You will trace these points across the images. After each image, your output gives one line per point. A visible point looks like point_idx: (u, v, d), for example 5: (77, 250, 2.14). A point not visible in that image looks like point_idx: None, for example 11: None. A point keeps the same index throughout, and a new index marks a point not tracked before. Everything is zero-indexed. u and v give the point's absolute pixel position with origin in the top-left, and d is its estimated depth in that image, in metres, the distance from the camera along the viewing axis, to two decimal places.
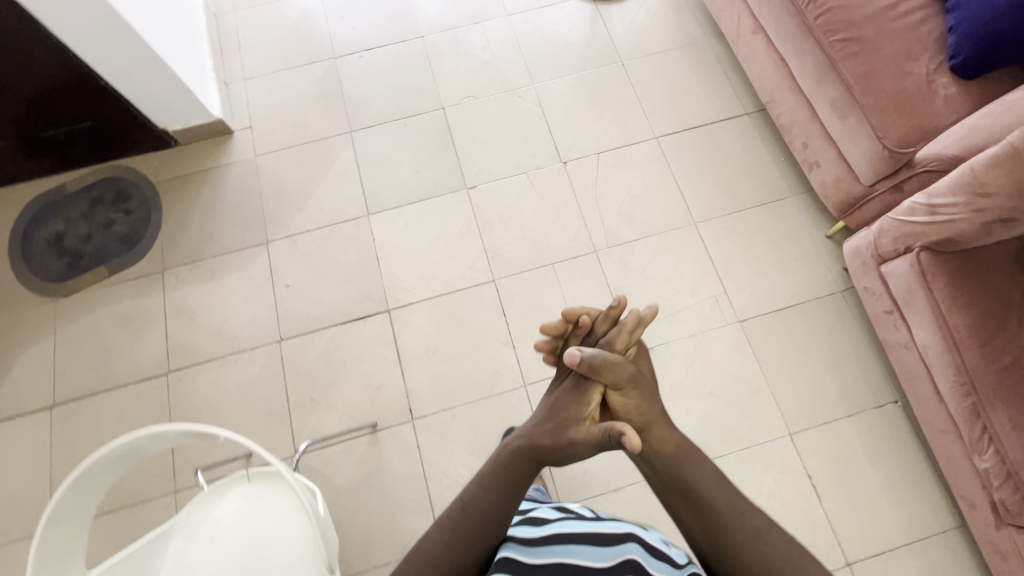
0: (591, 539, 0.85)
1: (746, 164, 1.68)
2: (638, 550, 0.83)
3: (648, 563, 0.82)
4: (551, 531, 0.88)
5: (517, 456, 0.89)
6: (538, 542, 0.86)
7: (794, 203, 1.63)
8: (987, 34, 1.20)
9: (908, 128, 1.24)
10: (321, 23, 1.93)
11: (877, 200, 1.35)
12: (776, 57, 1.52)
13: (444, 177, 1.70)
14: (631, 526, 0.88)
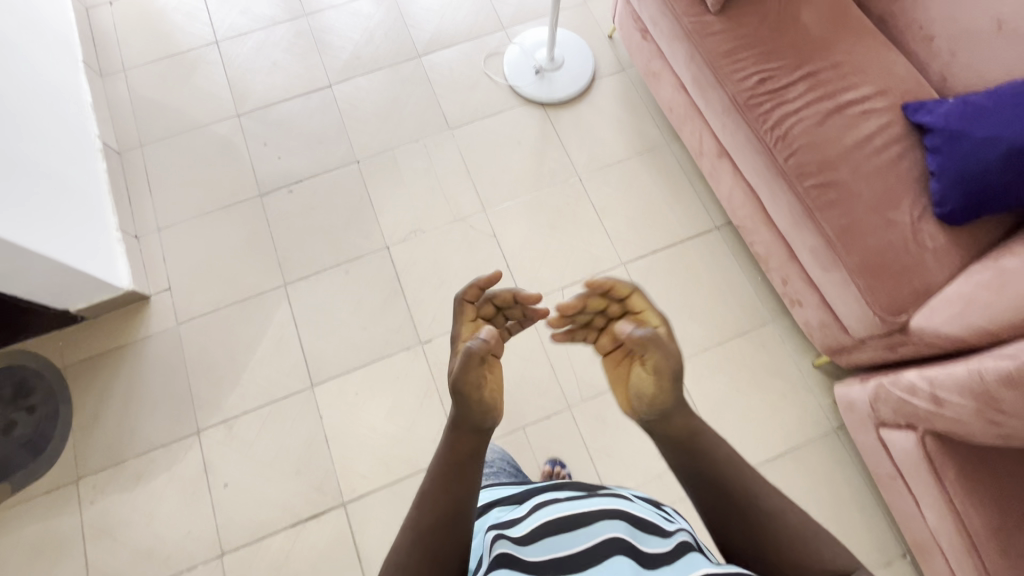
0: (577, 522, 0.70)
1: (720, 287, 1.56)
2: (629, 526, 0.69)
3: (640, 539, 0.69)
4: (532, 525, 0.72)
5: (473, 430, 0.75)
6: (514, 539, 0.71)
7: (776, 329, 1.52)
8: (977, 188, 1.09)
9: (899, 288, 1.12)
10: (242, 153, 1.72)
11: (868, 352, 1.24)
12: (745, 186, 1.39)
13: (394, 332, 1.52)
14: (616, 502, 0.74)
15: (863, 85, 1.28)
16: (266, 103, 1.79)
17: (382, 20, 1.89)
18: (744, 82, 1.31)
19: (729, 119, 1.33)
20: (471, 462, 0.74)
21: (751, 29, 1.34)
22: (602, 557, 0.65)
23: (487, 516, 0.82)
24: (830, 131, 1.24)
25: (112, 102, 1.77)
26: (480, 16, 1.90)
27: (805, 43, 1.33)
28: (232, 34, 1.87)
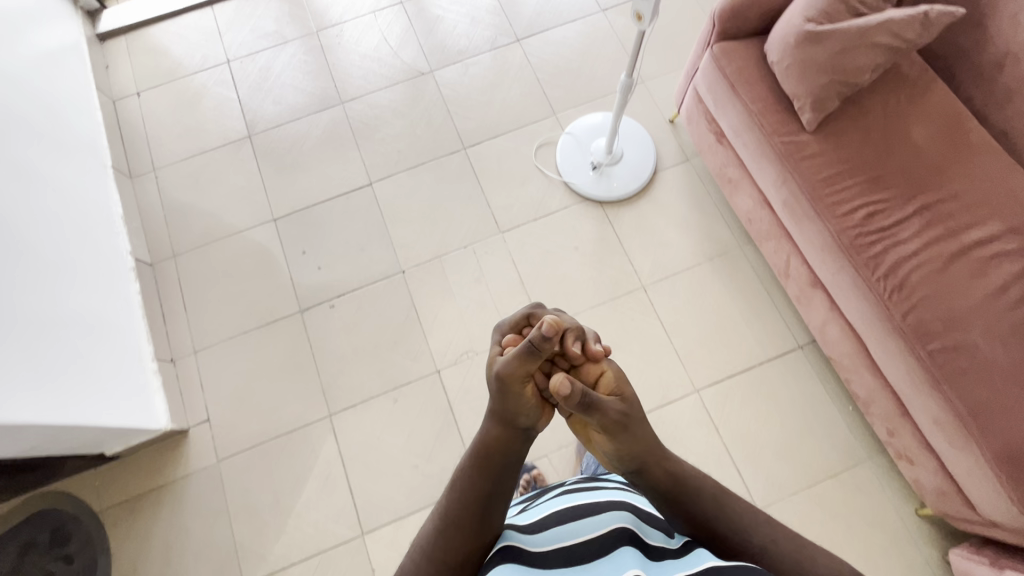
0: (585, 513, 0.77)
1: (807, 418, 1.41)
2: (632, 517, 0.76)
3: (644, 532, 0.75)
4: (546, 516, 0.80)
5: (504, 433, 0.82)
6: (529, 532, 0.77)
7: (869, 468, 1.37)
8: None
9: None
10: (280, 262, 1.61)
11: (1001, 532, 1.08)
12: (844, 323, 1.24)
13: (449, 471, 1.41)
14: (624, 499, 0.81)
15: (989, 223, 1.11)
16: (303, 204, 1.67)
17: (423, 107, 1.76)
18: (848, 217, 1.15)
19: (828, 255, 1.18)
20: (503, 456, 0.82)
21: (854, 152, 1.18)
22: (609, 544, 0.71)
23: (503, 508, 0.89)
24: (954, 279, 1.08)
25: (142, 207, 1.68)
26: (528, 100, 1.76)
27: (917, 170, 1.16)
28: (265, 125, 1.76)
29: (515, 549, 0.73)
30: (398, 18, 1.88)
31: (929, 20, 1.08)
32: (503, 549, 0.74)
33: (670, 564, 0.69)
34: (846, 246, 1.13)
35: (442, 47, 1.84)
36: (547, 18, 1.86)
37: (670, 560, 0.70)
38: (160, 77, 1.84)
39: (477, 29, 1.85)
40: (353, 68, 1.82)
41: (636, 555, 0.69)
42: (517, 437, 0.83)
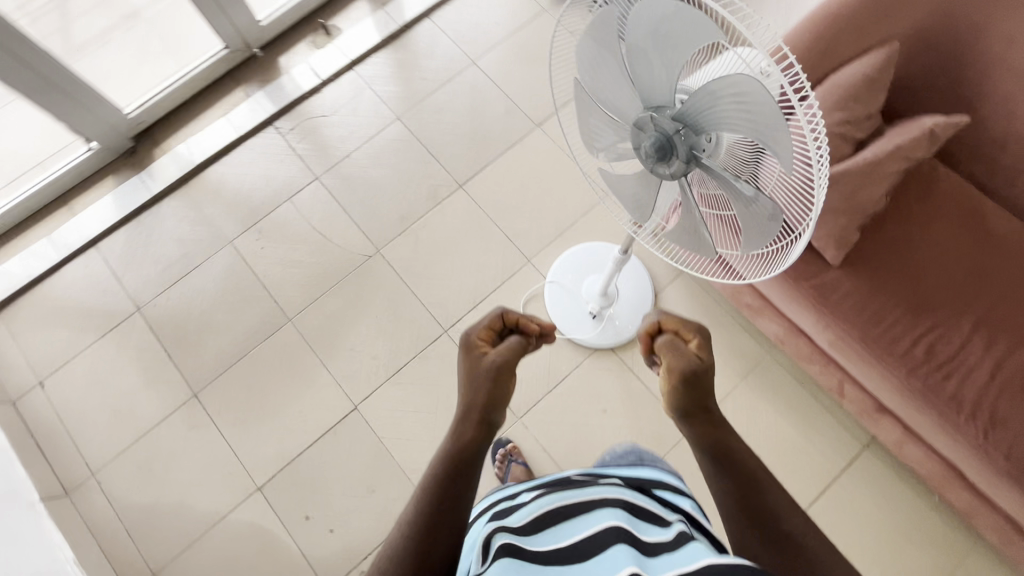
0: (581, 510, 0.70)
1: (899, 524, 1.33)
2: (626, 515, 0.68)
3: (641, 528, 0.67)
4: (536, 514, 0.71)
5: (477, 428, 0.73)
6: (516, 529, 0.69)
7: (977, 559, 1.30)
8: None
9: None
10: (284, 539, 1.36)
11: None
12: (924, 445, 1.15)
13: None
14: (617, 492, 0.73)
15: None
16: (286, 458, 1.42)
17: (383, 296, 1.55)
18: (910, 354, 1.05)
19: (899, 397, 1.07)
20: (478, 454, 0.71)
21: (891, 278, 1.08)
22: (605, 544, 0.63)
23: (492, 505, 0.80)
24: None
25: (95, 528, 1.37)
26: (494, 252, 1.58)
27: (958, 281, 1.07)
28: (209, 374, 1.49)
29: (508, 549, 0.64)
30: (320, 197, 1.64)
31: (935, 135, 0.98)
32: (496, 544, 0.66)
33: (669, 561, 0.60)
34: (919, 388, 1.04)
35: (380, 217, 1.62)
36: (483, 150, 1.68)
37: (666, 555, 0.61)
38: (61, 353, 1.52)
39: (412, 186, 1.65)
40: (289, 272, 1.58)
41: (632, 552, 0.60)
42: (490, 435, 0.74)
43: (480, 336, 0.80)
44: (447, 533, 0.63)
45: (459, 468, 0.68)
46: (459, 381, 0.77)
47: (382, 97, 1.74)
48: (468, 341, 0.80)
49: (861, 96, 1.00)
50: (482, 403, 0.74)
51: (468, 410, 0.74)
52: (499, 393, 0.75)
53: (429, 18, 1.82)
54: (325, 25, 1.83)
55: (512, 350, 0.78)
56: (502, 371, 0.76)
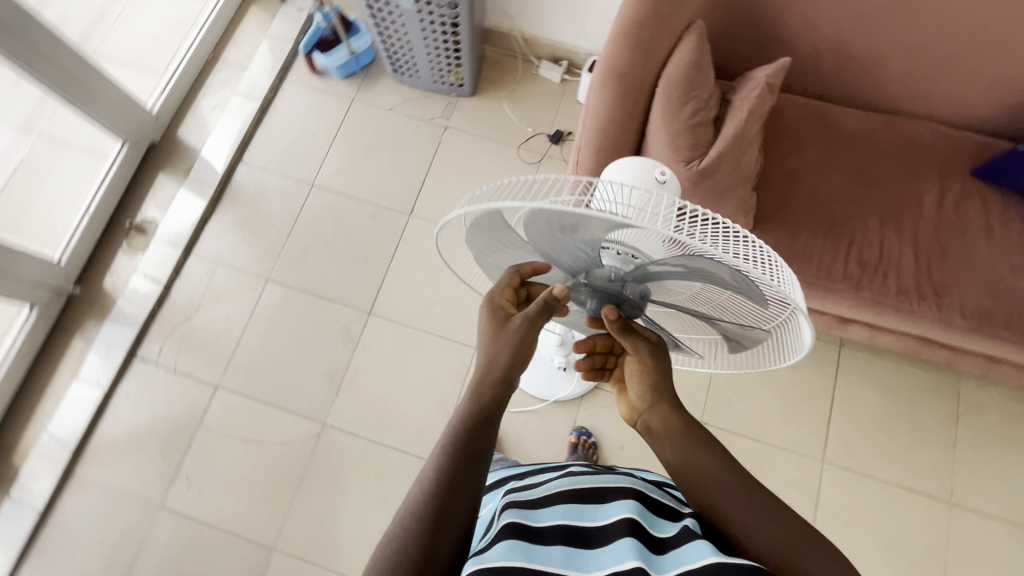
0: (593, 496, 0.63)
1: (900, 395, 1.43)
2: (638, 505, 0.62)
3: (649, 520, 0.62)
4: (547, 491, 0.65)
5: (492, 383, 0.64)
6: (524, 503, 0.62)
7: (968, 387, 1.43)
8: None
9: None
10: None
11: None
12: (892, 333, 1.23)
13: None
14: (630, 480, 0.66)
15: (928, 186, 1.17)
16: None
17: (357, 464, 1.40)
18: (848, 271, 1.11)
19: (858, 310, 1.13)
20: (498, 412, 0.63)
21: (797, 214, 1.14)
22: (611, 534, 0.58)
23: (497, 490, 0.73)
24: (956, 254, 1.11)
25: None
26: (440, 358, 1.48)
27: (848, 187, 1.16)
28: None
29: (514, 523, 0.59)
30: (231, 401, 1.44)
31: (772, 85, 1.05)
32: (502, 520, 0.59)
33: (676, 558, 0.56)
34: (871, 296, 1.10)
35: (308, 388, 1.45)
36: (371, 264, 1.56)
37: (674, 554, 0.56)
38: None
39: (322, 338, 1.49)
40: (244, 498, 1.38)
41: (638, 547, 0.56)
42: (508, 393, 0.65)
43: (505, 298, 0.68)
44: (468, 497, 0.57)
45: (484, 422, 0.62)
46: (480, 342, 0.66)
47: (239, 266, 1.55)
48: (494, 295, 0.68)
49: (698, 82, 1.02)
50: (507, 365, 0.64)
51: (488, 367, 0.64)
52: (525, 355, 0.66)
53: (243, 163, 1.66)
54: (136, 224, 1.61)
55: (541, 310, 0.66)
56: (533, 334, 0.65)
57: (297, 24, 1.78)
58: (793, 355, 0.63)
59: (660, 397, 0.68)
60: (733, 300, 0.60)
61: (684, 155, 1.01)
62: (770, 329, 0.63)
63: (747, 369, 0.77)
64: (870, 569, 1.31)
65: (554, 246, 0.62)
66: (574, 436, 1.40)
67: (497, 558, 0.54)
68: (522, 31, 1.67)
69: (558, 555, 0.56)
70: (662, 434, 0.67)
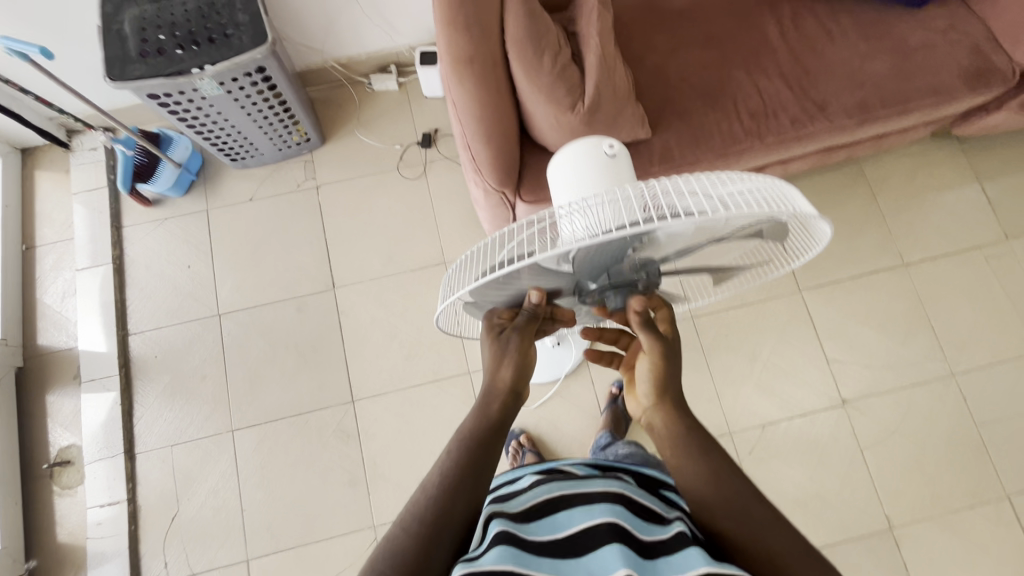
0: (583, 502, 0.60)
1: (826, 202, 1.58)
2: (625, 511, 0.59)
3: (639, 527, 0.59)
4: (538, 497, 0.62)
5: (493, 397, 0.65)
6: (510, 513, 0.60)
7: (869, 167, 1.60)
8: None
9: (997, 55, 1.21)
10: None
11: (991, 109, 1.35)
12: (799, 159, 1.34)
13: (877, 558, 1.32)
14: (617, 484, 0.64)
15: (767, 23, 1.25)
16: None
17: None
18: (748, 127, 1.16)
19: (766, 154, 1.19)
20: (502, 428, 0.64)
21: (681, 102, 1.18)
22: (600, 540, 0.55)
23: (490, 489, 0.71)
24: (818, 68, 1.21)
25: None
26: (443, 401, 1.42)
27: (706, 57, 1.22)
28: None
29: (503, 530, 0.56)
30: (266, 566, 1.31)
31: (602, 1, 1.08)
32: (490, 528, 0.57)
33: (667, 566, 0.54)
34: (776, 137, 1.17)
35: (337, 505, 1.35)
36: (322, 355, 1.45)
37: (664, 566, 0.54)
38: None
39: (321, 451, 1.39)
40: None
41: (627, 554, 0.54)
42: (515, 403, 0.66)
43: (502, 316, 0.68)
44: (464, 501, 0.58)
45: (486, 434, 0.63)
46: (483, 364, 0.66)
47: (195, 435, 1.39)
48: (492, 313, 0.69)
49: (542, 28, 1.01)
50: (508, 376, 0.65)
51: (492, 386, 0.65)
52: (525, 364, 0.66)
53: (133, 334, 1.47)
54: (54, 461, 1.39)
55: (529, 320, 0.67)
56: (528, 340, 0.66)
57: (100, 164, 1.56)
58: (808, 246, 0.69)
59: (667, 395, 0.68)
60: (732, 227, 0.61)
61: (567, 102, 1.02)
62: (781, 230, 0.64)
63: (787, 266, 0.77)
64: (877, 351, 1.46)
65: (547, 276, 0.63)
66: (613, 388, 1.42)
67: (486, 564, 0.51)
68: (334, 59, 1.57)
69: (546, 564, 0.54)
70: (667, 427, 0.67)
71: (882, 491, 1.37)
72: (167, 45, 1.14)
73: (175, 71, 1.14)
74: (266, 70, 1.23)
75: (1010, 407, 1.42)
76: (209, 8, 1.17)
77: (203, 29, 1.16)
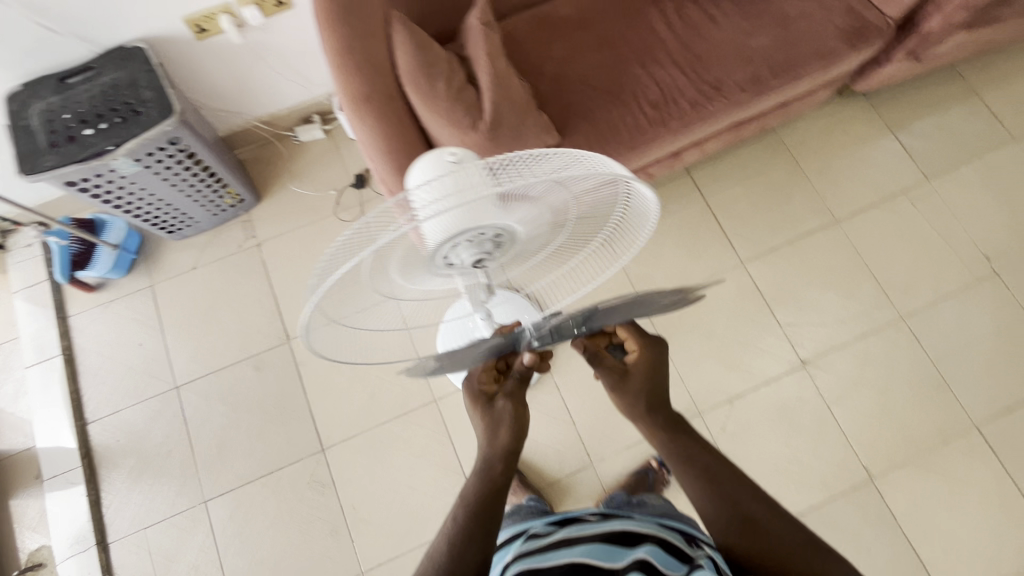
0: (602, 541, 0.63)
1: (752, 174, 1.63)
2: (643, 547, 0.61)
3: (660, 563, 0.60)
4: (554, 541, 0.65)
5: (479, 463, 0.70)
6: (531, 558, 0.62)
7: (787, 135, 1.66)
8: None
9: (869, 12, 1.28)
10: None
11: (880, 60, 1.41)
12: (712, 137, 1.38)
13: (864, 509, 1.34)
14: (632, 524, 0.66)
15: (655, 16, 1.31)
16: None
17: None
18: (651, 116, 1.22)
19: (676, 137, 1.23)
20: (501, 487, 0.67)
21: (585, 105, 1.22)
22: None
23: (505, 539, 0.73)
24: (708, 50, 1.26)
25: None
26: (415, 433, 1.42)
27: (602, 57, 1.27)
28: None
29: None
30: None
31: (486, 22, 1.13)
32: None
33: None
34: (680, 122, 1.22)
35: (323, 558, 1.33)
36: (287, 408, 1.45)
37: None
38: None
39: (299, 507, 1.36)
40: None
41: None
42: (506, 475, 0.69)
43: (483, 379, 0.77)
44: None
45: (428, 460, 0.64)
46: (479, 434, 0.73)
47: (168, 512, 1.37)
48: (472, 382, 0.76)
49: (432, 56, 1.05)
50: (498, 444, 0.71)
51: (482, 463, 0.70)
52: (521, 427, 0.74)
53: (91, 423, 1.45)
54: (25, 566, 1.35)
55: (518, 383, 0.77)
56: (517, 399, 0.75)
57: (37, 259, 1.56)
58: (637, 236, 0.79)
59: (636, 404, 0.74)
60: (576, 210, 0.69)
61: (467, 121, 1.04)
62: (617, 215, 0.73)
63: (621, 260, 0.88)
64: (825, 307, 1.50)
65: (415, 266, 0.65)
66: (652, 459, 1.38)
67: None
68: (256, 119, 1.60)
69: None
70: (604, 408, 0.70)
71: (856, 444, 1.38)
72: (77, 130, 1.16)
73: (88, 155, 1.15)
74: (181, 139, 1.25)
75: (961, 339, 1.45)
76: (113, 90, 1.20)
77: (110, 111, 1.19)
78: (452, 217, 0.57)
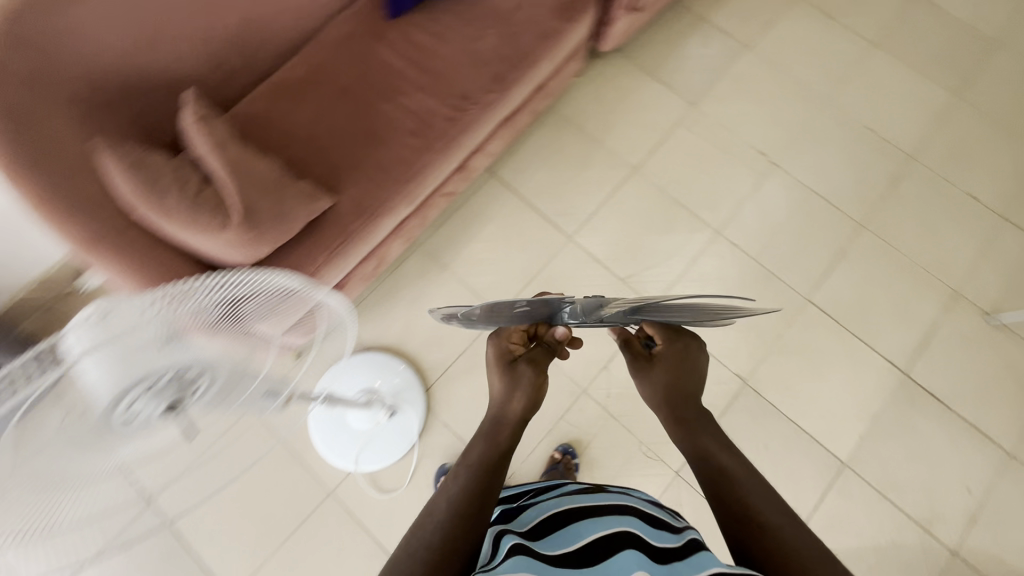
0: (594, 515, 0.68)
1: (549, 155, 1.70)
2: (637, 523, 0.67)
3: (652, 536, 0.66)
4: (548, 515, 0.70)
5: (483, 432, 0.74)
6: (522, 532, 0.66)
7: (565, 109, 1.75)
8: None
9: None
10: None
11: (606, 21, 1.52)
12: (489, 140, 1.43)
13: (748, 411, 1.44)
14: (625, 500, 0.72)
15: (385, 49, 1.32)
16: None
17: None
18: (415, 146, 1.23)
19: (447, 155, 1.26)
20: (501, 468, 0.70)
21: (348, 156, 1.21)
22: (613, 549, 0.62)
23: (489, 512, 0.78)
24: (445, 66, 1.29)
25: None
26: (324, 534, 1.33)
27: (349, 106, 1.26)
28: None
29: (522, 549, 0.62)
30: None
31: (201, 116, 1.08)
32: (506, 545, 0.62)
33: (686, 565, 0.61)
34: (444, 141, 1.24)
35: None
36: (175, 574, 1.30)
37: (680, 566, 0.61)
38: None
39: None
40: None
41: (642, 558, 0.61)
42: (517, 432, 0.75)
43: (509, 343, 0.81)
44: None
45: None
46: (494, 388, 0.78)
47: None
48: (501, 340, 0.80)
49: (151, 172, 0.99)
50: (516, 408, 0.76)
51: (498, 420, 0.75)
52: (535, 396, 0.79)
53: None
54: None
55: (545, 352, 0.81)
56: (540, 368, 0.79)
57: None
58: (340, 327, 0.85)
59: (658, 391, 0.79)
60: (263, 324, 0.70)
61: (215, 222, 0.98)
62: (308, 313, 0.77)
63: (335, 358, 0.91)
64: (653, 249, 1.60)
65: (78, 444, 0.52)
66: (557, 452, 1.41)
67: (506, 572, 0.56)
68: (21, 289, 1.42)
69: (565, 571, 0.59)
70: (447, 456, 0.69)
71: (724, 358, 1.49)
72: None
73: None
74: None
75: (768, 232, 1.61)
76: None
77: None
78: (103, 355, 0.51)
